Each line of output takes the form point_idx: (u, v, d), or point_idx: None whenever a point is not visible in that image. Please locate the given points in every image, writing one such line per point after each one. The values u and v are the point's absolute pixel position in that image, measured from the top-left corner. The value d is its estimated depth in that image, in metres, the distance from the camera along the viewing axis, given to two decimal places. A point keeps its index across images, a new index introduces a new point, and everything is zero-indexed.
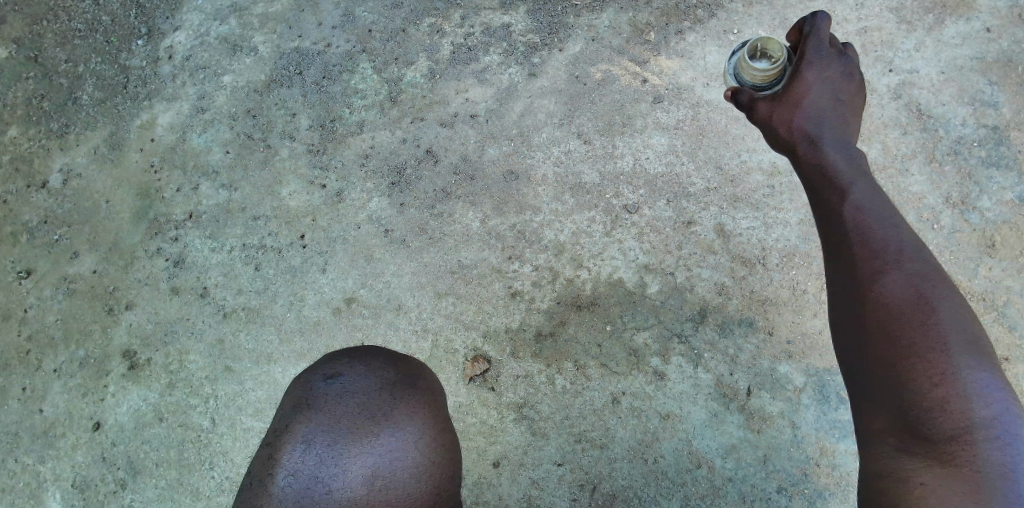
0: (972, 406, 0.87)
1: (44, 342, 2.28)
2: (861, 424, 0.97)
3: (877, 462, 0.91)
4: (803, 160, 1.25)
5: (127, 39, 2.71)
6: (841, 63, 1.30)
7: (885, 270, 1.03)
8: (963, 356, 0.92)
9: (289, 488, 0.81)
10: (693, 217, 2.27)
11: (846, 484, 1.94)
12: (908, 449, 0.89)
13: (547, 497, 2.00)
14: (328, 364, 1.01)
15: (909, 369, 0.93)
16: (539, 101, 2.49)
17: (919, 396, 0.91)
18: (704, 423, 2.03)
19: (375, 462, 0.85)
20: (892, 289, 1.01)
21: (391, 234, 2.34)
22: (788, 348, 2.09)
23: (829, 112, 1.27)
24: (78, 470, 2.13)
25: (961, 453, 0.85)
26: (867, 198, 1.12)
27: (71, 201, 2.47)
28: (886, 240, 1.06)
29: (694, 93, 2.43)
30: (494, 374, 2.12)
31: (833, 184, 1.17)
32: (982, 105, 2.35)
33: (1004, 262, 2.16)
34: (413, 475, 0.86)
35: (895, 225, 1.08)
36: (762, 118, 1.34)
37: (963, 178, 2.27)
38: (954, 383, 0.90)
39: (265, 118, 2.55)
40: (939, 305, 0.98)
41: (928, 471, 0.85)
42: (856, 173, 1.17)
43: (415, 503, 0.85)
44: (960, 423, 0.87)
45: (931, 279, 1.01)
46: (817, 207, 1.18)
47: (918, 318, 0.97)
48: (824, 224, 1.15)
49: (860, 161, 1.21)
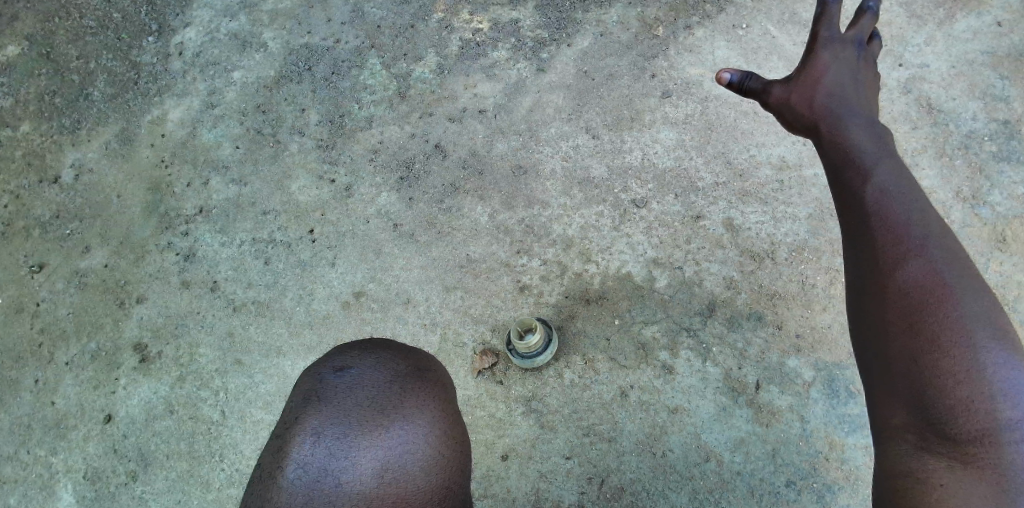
0: (997, 407, 0.87)
1: (56, 335, 2.28)
2: (879, 417, 0.98)
3: (893, 458, 0.92)
4: (824, 138, 1.27)
5: (138, 36, 2.75)
6: (854, 45, 1.35)
7: (908, 256, 1.04)
8: (989, 353, 0.92)
9: (299, 479, 0.79)
10: (701, 211, 2.28)
11: (856, 478, 1.90)
12: (929, 447, 0.90)
13: (555, 491, 1.96)
14: (339, 357, 1.01)
15: (931, 364, 0.94)
16: (547, 96, 2.51)
17: (942, 394, 0.91)
18: (713, 417, 2.01)
19: (386, 455, 0.84)
20: (914, 278, 1.02)
21: (400, 228, 2.34)
22: (797, 342, 2.08)
23: (849, 91, 1.30)
24: (89, 461, 2.11)
25: (983, 455, 0.85)
26: (890, 182, 1.14)
27: (83, 195, 2.49)
28: (909, 228, 1.07)
29: (702, 88, 2.46)
30: (503, 368, 2.12)
31: (854, 169, 1.19)
32: (993, 100, 2.34)
33: (1015, 257, 2.12)
34: (424, 468, 0.86)
35: (919, 210, 1.09)
36: (778, 101, 1.38)
37: (974, 173, 2.24)
38: (978, 382, 0.90)
39: (275, 113, 2.58)
40: (963, 297, 0.98)
41: (949, 472, 0.85)
42: (880, 158, 1.19)
43: (426, 496, 0.84)
44: (984, 424, 0.87)
45: (955, 270, 1.02)
46: (836, 192, 1.20)
47: (942, 310, 0.98)
48: (845, 211, 1.17)
49: (885, 141, 1.23)
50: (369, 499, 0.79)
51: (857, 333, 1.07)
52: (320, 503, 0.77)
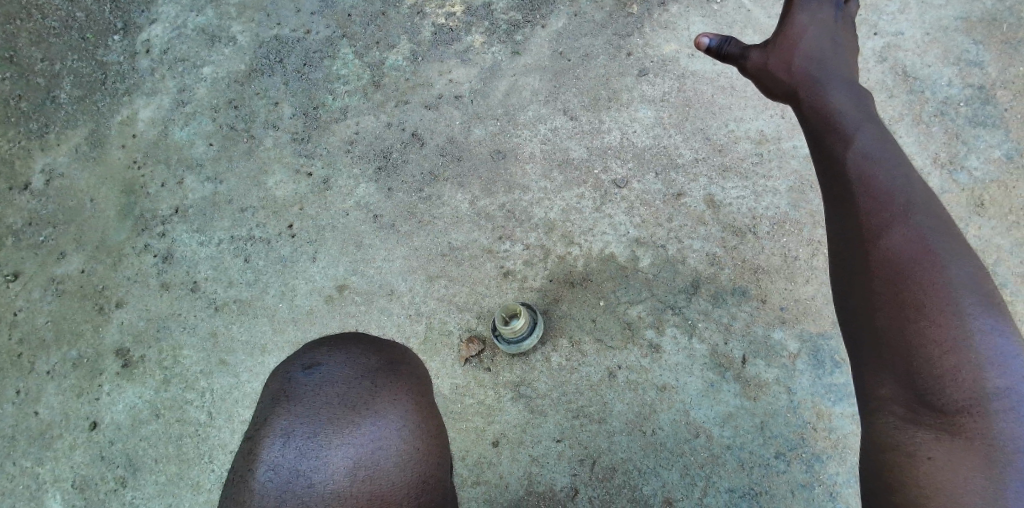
0: (984, 375, 0.88)
1: (35, 344, 2.25)
2: (866, 389, 0.99)
3: (882, 431, 0.94)
4: (805, 106, 1.29)
5: (102, 35, 2.69)
6: (832, 8, 1.37)
7: (892, 222, 1.05)
8: (977, 321, 0.92)
9: (270, 483, 0.80)
10: (682, 188, 2.27)
11: (844, 446, 1.92)
12: (916, 418, 0.91)
13: (547, 474, 1.97)
14: (307, 351, 0.96)
15: (917, 332, 0.94)
16: (523, 79, 2.48)
17: (929, 363, 0.92)
18: (701, 393, 2.02)
19: (357, 455, 0.82)
20: (899, 244, 1.02)
21: (380, 219, 2.32)
22: (782, 314, 2.09)
23: (829, 57, 1.32)
24: (77, 469, 2.08)
25: (971, 424, 0.86)
26: (872, 149, 1.14)
27: (55, 201, 2.44)
28: (893, 194, 1.08)
29: (679, 64, 2.44)
30: (490, 355, 2.11)
31: (836, 137, 1.19)
32: (967, 65, 2.34)
33: (993, 221, 2.12)
34: (399, 464, 0.84)
35: (902, 176, 1.10)
36: (756, 66, 1.40)
37: (951, 138, 2.25)
38: (965, 350, 0.90)
39: (248, 108, 2.53)
40: (949, 264, 0.99)
41: (937, 443, 0.87)
42: (862, 124, 1.19)
43: (402, 492, 0.83)
44: (972, 393, 0.87)
45: (940, 235, 1.02)
46: (819, 159, 1.21)
47: (928, 277, 0.98)
48: (827, 177, 1.17)
49: (865, 106, 1.24)
50: (342, 499, 0.80)
51: (841, 301, 1.08)
52: (293, 506, 0.79)
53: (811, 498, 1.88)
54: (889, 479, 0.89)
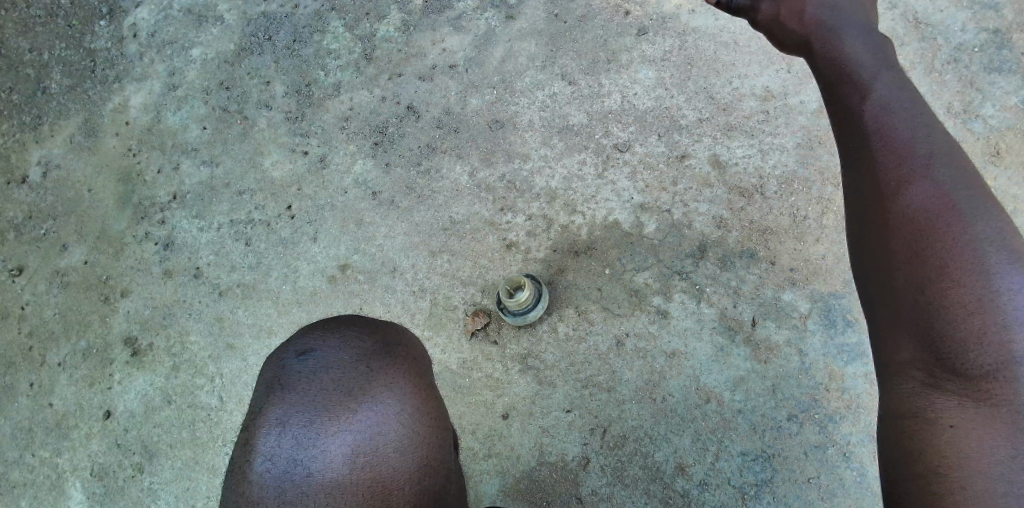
0: (1010, 337, 0.84)
1: (45, 337, 2.26)
2: (884, 352, 0.95)
3: (899, 396, 0.91)
4: (819, 57, 1.23)
5: (88, 21, 2.64)
6: None
7: (912, 178, 1.00)
8: (1004, 280, 0.87)
9: (268, 473, 0.80)
10: (687, 150, 2.21)
11: (858, 406, 1.89)
12: (938, 384, 0.88)
13: (559, 445, 1.96)
14: (301, 338, 0.98)
15: (940, 293, 0.90)
16: (519, 44, 2.41)
17: (951, 326, 0.88)
18: (711, 358, 1.99)
19: (355, 440, 0.84)
20: (919, 200, 0.97)
21: (380, 196, 2.29)
22: (792, 275, 2.05)
23: (842, 5, 1.27)
24: (94, 458, 2.11)
25: (996, 390, 0.83)
26: (891, 99, 1.08)
27: (53, 193, 2.43)
28: (913, 147, 1.03)
29: (679, 21, 2.36)
30: (496, 328, 2.09)
31: (850, 87, 1.14)
32: (982, 9, 2.24)
33: (1010, 170, 2.05)
34: (398, 448, 0.87)
35: (922, 127, 1.05)
36: None
37: (965, 86, 2.16)
38: (991, 311, 0.86)
39: (240, 88, 2.49)
40: (974, 220, 0.94)
41: (961, 410, 0.84)
42: (880, 73, 1.13)
43: (403, 476, 0.86)
44: (998, 357, 0.84)
45: (963, 189, 0.98)
46: (833, 111, 1.15)
47: (951, 233, 0.93)
48: (842, 131, 1.12)
49: (884, 52, 1.18)
50: (343, 485, 0.81)
51: (856, 260, 1.03)
52: (293, 495, 0.79)
53: (825, 459, 1.86)
54: (909, 448, 0.86)
